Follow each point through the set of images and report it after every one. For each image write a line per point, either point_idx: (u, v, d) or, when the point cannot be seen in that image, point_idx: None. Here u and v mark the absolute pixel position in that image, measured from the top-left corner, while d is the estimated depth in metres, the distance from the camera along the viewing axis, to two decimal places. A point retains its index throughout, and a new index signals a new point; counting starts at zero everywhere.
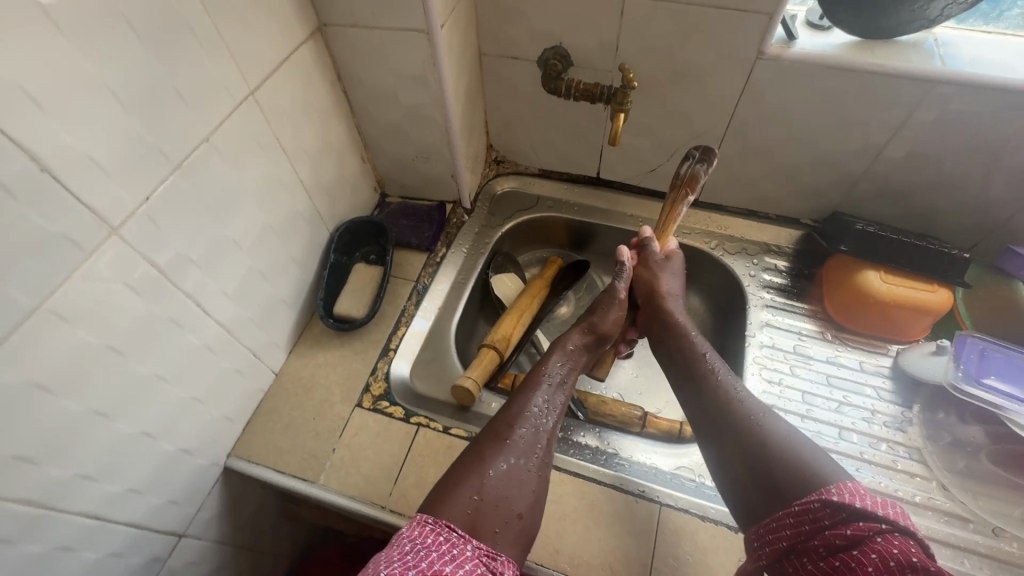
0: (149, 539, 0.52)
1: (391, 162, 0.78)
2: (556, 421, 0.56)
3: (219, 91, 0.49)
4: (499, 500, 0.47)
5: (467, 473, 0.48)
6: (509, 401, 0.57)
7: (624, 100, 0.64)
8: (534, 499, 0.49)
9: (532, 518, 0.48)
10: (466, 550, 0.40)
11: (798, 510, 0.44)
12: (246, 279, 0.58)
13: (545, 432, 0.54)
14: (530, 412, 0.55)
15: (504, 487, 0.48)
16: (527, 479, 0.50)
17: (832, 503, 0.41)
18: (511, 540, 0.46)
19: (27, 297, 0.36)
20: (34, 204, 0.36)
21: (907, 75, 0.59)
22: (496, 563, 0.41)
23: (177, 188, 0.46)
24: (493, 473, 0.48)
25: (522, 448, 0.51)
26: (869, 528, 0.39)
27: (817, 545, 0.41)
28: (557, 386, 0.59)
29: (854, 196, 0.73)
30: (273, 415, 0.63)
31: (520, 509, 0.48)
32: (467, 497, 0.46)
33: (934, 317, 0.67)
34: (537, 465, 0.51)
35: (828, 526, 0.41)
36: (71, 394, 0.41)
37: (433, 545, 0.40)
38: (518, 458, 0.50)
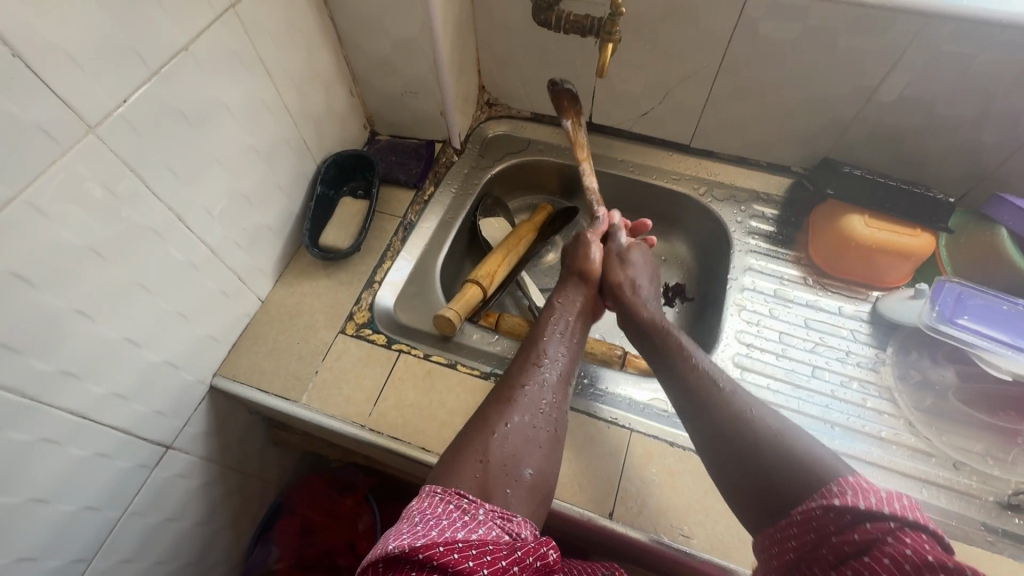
0: (135, 445, 0.54)
1: (380, 98, 0.78)
2: (563, 380, 0.55)
3: (198, 0, 0.48)
4: (506, 459, 0.46)
5: (471, 439, 0.47)
6: (510, 366, 0.56)
7: (613, 30, 0.62)
8: (544, 456, 0.48)
9: (544, 474, 0.48)
10: (477, 514, 0.40)
11: (799, 520, 0.40)
12: (230, 201, 0.58)
13: (551, 391, 0.53)
14: (532, 373, 0.54)
15: (511, 446, 0.47)
16: (534, 436, 0.49)
17: (837, 508, 0.38)
18: (525, 497, 0.45)
19: (5, 186, 0.37)
20: (8, 91, 0.36)
21: (904, 8, 0.58)
22: (511, 524, 0.40)
23: (153, 95, 0.46)
24: (498, 435, 0.47)
25: (526, 406, 0.50)
26: (877, 530, 0.36)
27: (826, 554, 0.37)
28: (558, 345, 0.58)
29: (846, 141, 0.73)
30: (259, 339, 0.65)
31: (530, 467, 0.47)
32: (473, 463, 0.45)
33: (916, 262, 0.68)
34: (546, 423, 0.50)
35: (835, 533, 0.38)
36: (51, 289, 0.42)
37: (443, 513, 0.39)
38: (523, 417, 0.50)
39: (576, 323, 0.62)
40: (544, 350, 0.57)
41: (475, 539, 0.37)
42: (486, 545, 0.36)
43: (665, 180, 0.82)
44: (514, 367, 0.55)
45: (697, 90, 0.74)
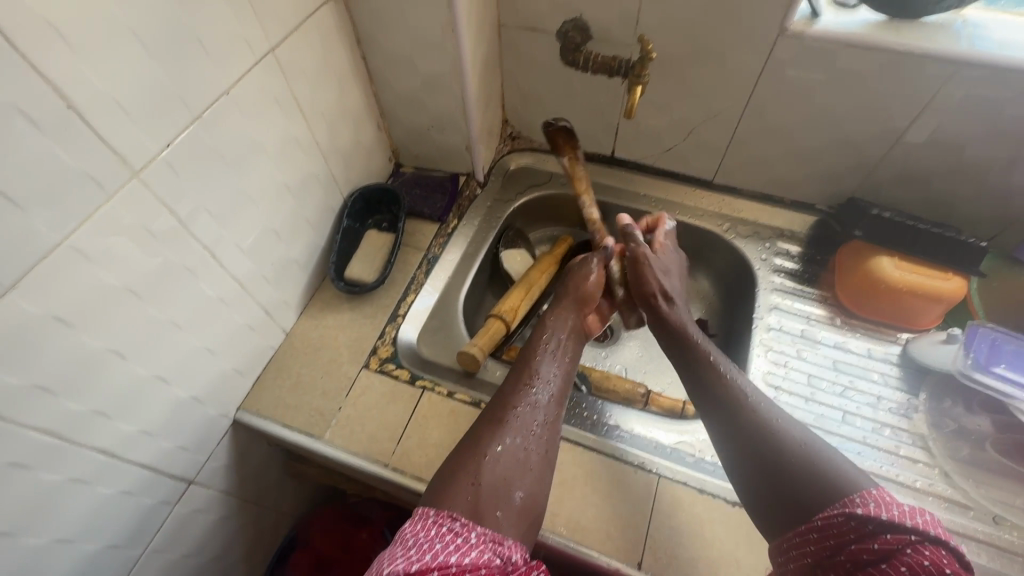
0: (159, 482, 0.54)
1: (407, 132, 0.79)
2: (555, 401, 0.55)
3: (240, 45, 0.49)
4: (496, 482, 0.47)
5: (464, 460, 0.49)
6: (504, 384, 0.57)
7: (642, 73, 0.64)
8: (535, 480, 0.49)
9: (535, 497, 0.49)
10: (469, 538, 0.41)
11: (820, 525, 0.42)
12: (261, 235, 0.59)
13: (542, 412, 0.54)
14: (525, 394, 0.55)
15: (502, 468, 0.48)
16: (524, 459, 0.50)
17: (858, 517, 0.40)
18: (515, 521, 0.46)
19: (52, 231, 0.38)
20: (60, 140, 0.37)
21: (934, 55, 0.58)
22: (502, 548, 0.42)
23: (195, 138, 0.47)
24: (490, 457, 0.49)
25: (517, 427, 0.51)
26: (896, 541, 0.38)
27: (844, 561, 0.40)
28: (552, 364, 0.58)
29: (872, 181, 0.72)
30: (282, 372, 0.65)
31: (521, 489, 0.48)
32: (465, 486, 0.46)
33: (947, 305, 0.67)
34: (536, 444, 0.51)
35: (855, 540, 0.40)
36: (89, 330, 0.42)
37: (436, 536, 0.41)
38: (514, 438, 0.50)
39: (568, 342, 0.62)
40: (537, 369, 0.58)
41: (469, 561, 0.39)
42: (478, 567, 0.39)
43: (688, 216, 0.82)
44: (507, 389, 0.56)
45: (721, 128, 0.75)
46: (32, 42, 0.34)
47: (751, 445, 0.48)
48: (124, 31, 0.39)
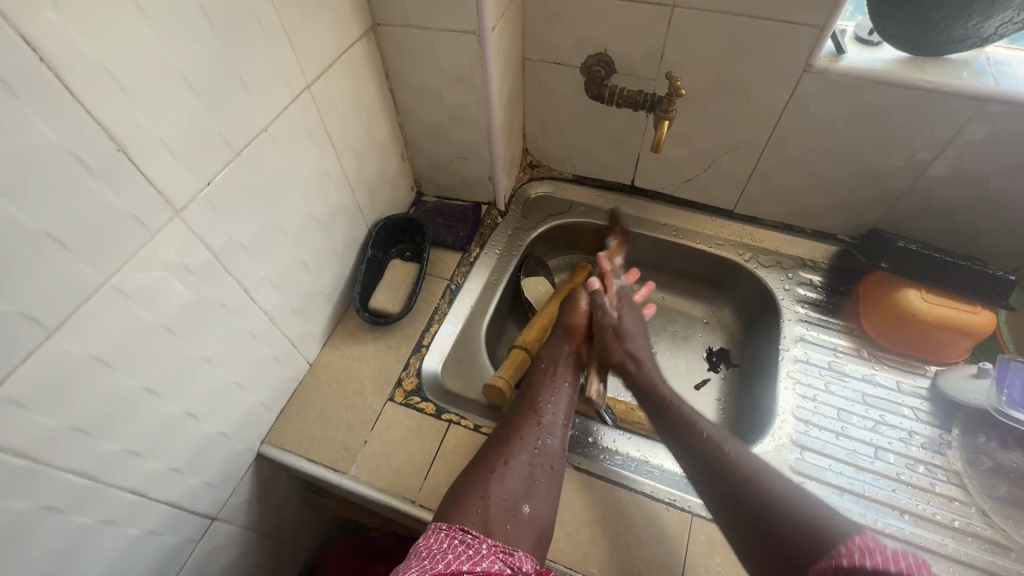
0: (184, 520, 0.53)
1: (430, 161, 0.79)
2: (558, 422, 0.58)
3: (279, 83, 0.50)
4: (504, 496, 0.51)
5: (477, 475, 0.52)
6: (515, 404, 0.60)
7: (669, 108, 0.65)
8: (542, 495, 0.52)
9: (544, 514, 0.51)
10: (480, 549, 0.44)
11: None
12: (290, 268, 0.59)
13: (548, 433, 0.57)
14: (529, 413, 0.58)
15: (509, 483, 0.52)
16: (529, 474, 0.53)
17: (843, 569, 0.38)
18: (524, 533, 0.49)
19: (96, 273, 0.38)
20: (108, 183, 0.37)
21: (959, 92, 0.58)
22: (513, 558, 0.44)
23: (234, 175, 0.47)
24: (499, 472, 0.52)
25: (523, 444, 0.55)
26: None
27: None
28: (558, 388, 0.62)
29: (895, 213, 0.73)
30: (307, 405, 0.64)
31: (528, 504, 0.51)
32: (476, 499, 0.50)
33: (975, 339, 0.66)
34: (541, 462, 0.54)
35: None
36: (126, 369, 0.42)
37: (449, 548, 0.44)
38: (520, 455, 0.54)
39: (567, 368, 0.65)
40: (546, 393, 0.61)
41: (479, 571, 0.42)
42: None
43: (709, 245, 0.82)
44: (512, 411, 0.59)
45: (743, 160, 0.75)
46: (90, 89, 0.34)
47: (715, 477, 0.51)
48: (172, 72, 0.39)
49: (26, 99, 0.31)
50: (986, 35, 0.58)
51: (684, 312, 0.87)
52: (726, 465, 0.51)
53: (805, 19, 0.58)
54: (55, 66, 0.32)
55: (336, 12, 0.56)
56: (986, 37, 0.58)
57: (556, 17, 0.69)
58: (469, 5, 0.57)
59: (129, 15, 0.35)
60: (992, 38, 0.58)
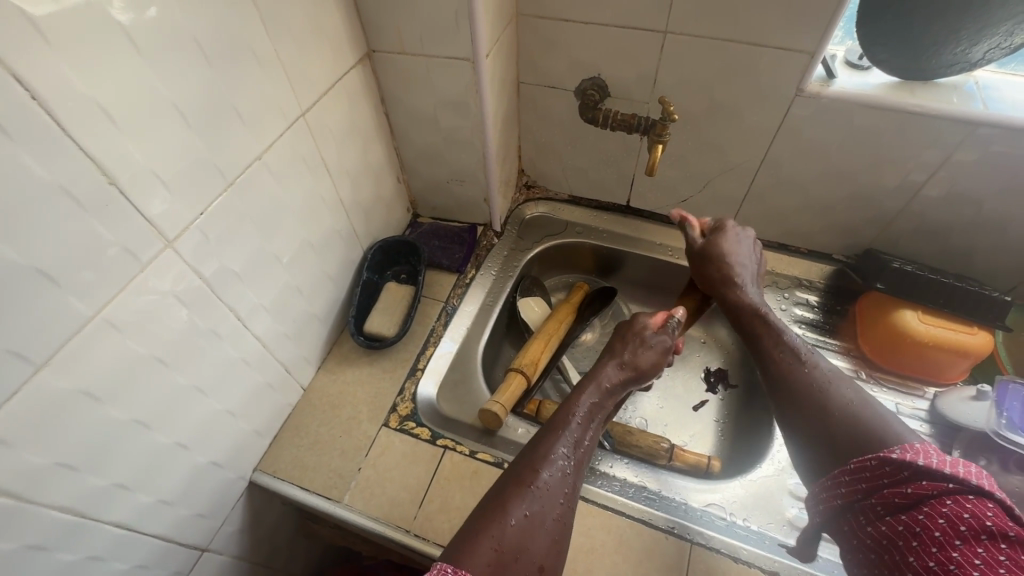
0: (174, 552, 0.52)
1: (426, 184, 0.80)
2: (579, 465, 0.52)
3: (274, 112, 0.50)
4: (519, 550, 0.44)
5: (486, 519, 0.46)
6: (535, 439, 0.53)
7: (663, 132, 0.66)
8: (556, 551, 0.46)
9: (552, 569, 0.46)
10: None
11: (855, 468, 0.43)
12: (284, 292, 0.58)
13: (571, 477, 0.51)
14: (552, 457, 0.51)
15: (526, 535, 0.45)
16: (549, 529, 0.46)
17: (893, 462, 0.40)
18: None
19: (86, 305, 0.37)
20: (100, 216, 0.37)
21: (950, 115, 0.59)
22: None
23: (227, 203, 0.47)
24: (516, 521, 0.45)
25: (544, 493, 0.48)
26: (932, 488, 0.38)
27: (875, 504, 0.41)
28: (586, 424, 0.55)
29: (890, 233, 0.73)
30: (300, 431, 0.64)
31: (541, 560, 0.45)
32: (486, 548, 0.43)
33: (974, 360, 0.66)
34: (560, 511, 0.48)
35: (887, 484, 0.40)
36: (116, 403, 0.41)
37: None
38: (539, 506, 0.47)
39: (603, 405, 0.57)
40: (571, 429, 0.54)
41: None
42: None
43: None
44: (527, 450, 0.52)
45: (737, 181, 0.76)
46: (82, 125, 0.34)
47: (810, 424, 0.48)
48: (167, 107, 0.39)
49: (20, 138, 0.31)
50: (975, 60, 0.59)
51: None
52: (838, 409, 0.47)
53: (793, 46, 0.59)
54: (48, 105, 0.32)
55: (332, 40, 0.56)
56: (974, 62, 0.59)
57: (549, 42, 0.70)
58: (464, 33, 0.58)
59: (125, 52, 0.36)
60: (980, 63, 0.59)
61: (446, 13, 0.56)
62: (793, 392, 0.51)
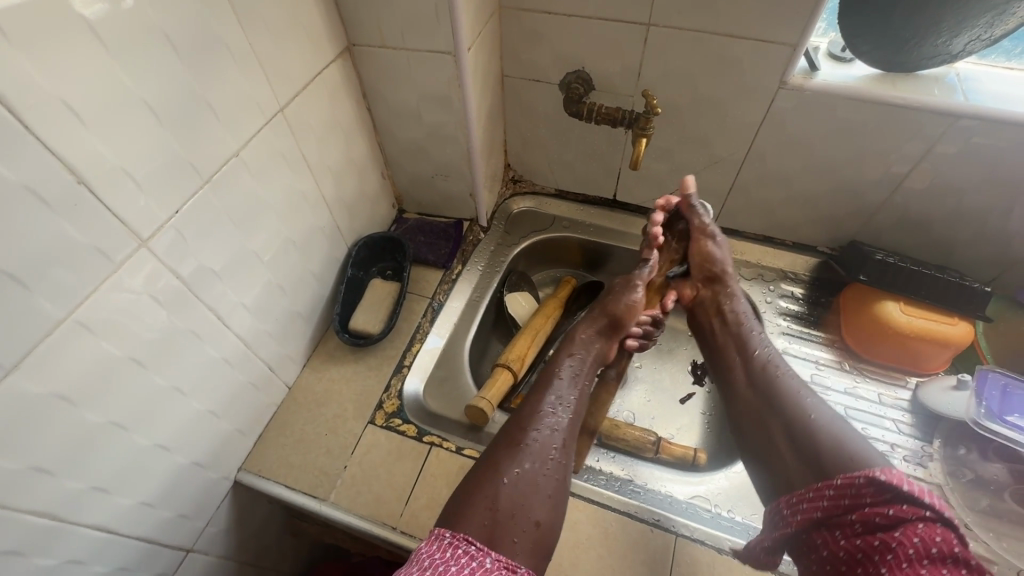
0: (156, 553, 0.51)
1: (411, 179, 0.79)
2: (570, 422, 0.55)
3: (251, 107, 0.50)
4: (514, 507, 0.47)
5: (480, 482, 0.49)
6: (522, 404, 0.57)
7: (647, 126, 0.66)
8: (551, 505, 0.49)
9: (550, 524, 0.48)
10: (485, 563, 0.42)
11: (841, 485, 0.44)
12: (266, 290, 0.58)
13: (560, 434, 0.53)
14: (542, 419, 0.54)
15: (520, 493, 0.48)
16: (542, 485, 0.49)
17: (877, 484, 0.42)
18: (530, 548, 0.46)
19: (56, 307, 0.37)
20: (68, 216, 0.36)
21: (930, 107, 0.59)
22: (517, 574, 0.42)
23: (204, 201, 0.46)
24: (509, 481, 0.48)
25: (536, 452, 0.51)
26: (912, 513, 0.40)
27: (853, 521, 0.42)
28: (570, 384, 0.58)
29: (874, 225, 0.73)
30: (285, 430, 0.63)
31: (538, 516, 0.47)
32: (482, 510, 0.46)
33: (955, 350, 0.67)
34: (553, 470, 0.51)
35: (869, 504, 0.42)
36: (91, 405, 0.41)
37: (452, 558, 0.42)
38: (531, 464, 0.50)
39: (585, 367, 0.61)
40: (554, 390, 0.57)
41: None
42: None
43: None
44: (517, 413, 0.55)
45: (723, 174, 0.76)
46: (46, 123, 0.33)
47: (789, 448, 0.51)
48: (137, 104, 0.39)
49: None
50: (956, 53, 0.59)
51: (668, 326, 0.87)
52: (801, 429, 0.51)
53: (776, 38, 0.59)
54: (11, 103, 0.31)
55: (310, 34, 0.55)
56: (955, 54, 0.59)
57: (533, 35, 0.69)
58: (444, 26, 0.57)
59: (91, 48, 0.35)
60: (961, 55, 0.59)
61: (426, 6, 0.56)
62: (775, 411, 0.54)
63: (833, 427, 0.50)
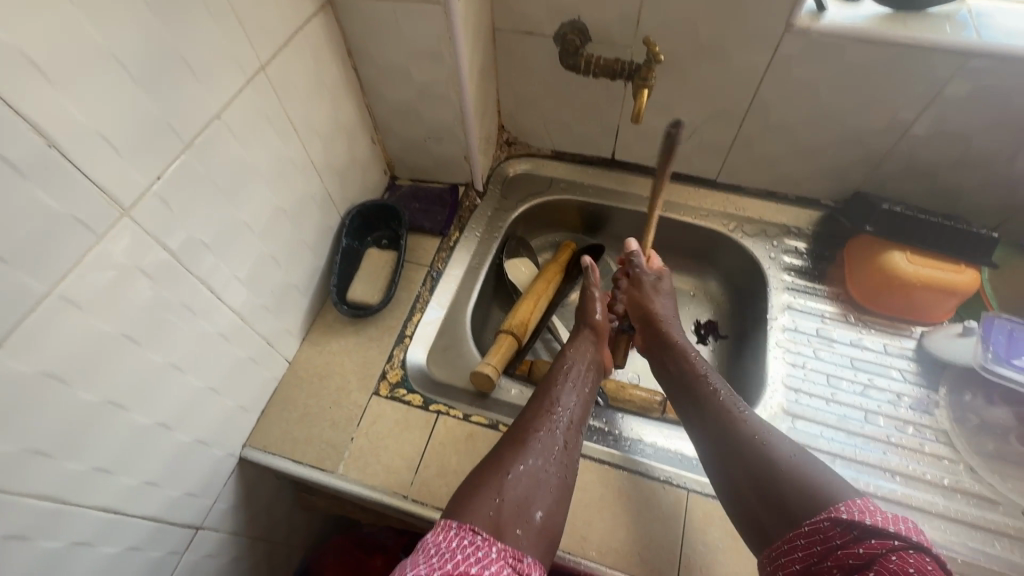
0: (166, 532, 0.51)
1: (402, 144, 0.76)
2: (577, 424, 0.54)
3: (230, 64, 0.46)
4: (522, 501, 0.45)
5: (485, 477, 0.46)
6: (524, 409, 0.55)
7: (648, 75, 0.63)
8: (556, 502, 0.47)
9: (555, 520, 0.46)
10: (491, 553, 0.39)
11: (808, 531, 0.41)
12: (259, 263, 0.55)
13: (562, 434, 0.52)
14: (546, 418, 0.53)
15: (525, 488, 0.46)
16: (546, 482, 0.47)
17: (843, 522, 0.40)
18: (536, 542, 0.43)
19: (38, 282, 0.34)
20: (42, 182, 0.33)
21: (942, 47, 0.57)
22: (522, 565, 0.40)
23: (187, 167, 0.44)
24: (513, 476, 0.46)
25: (541, 448, 0.50)
26: (881, 546, 0.38)
27: (831, 567, 0.39)
28: (575, 387, 0.58)
29: (879, 175, 0.72)
30: (288, 404, 0.62)
31: (541, 510, 0.45)
32: (487, 502, 0.44)
33: (960, 298, 0.66)
34: (558, 467, 0.49)
35: (840, 546, 0.39)
36: (86, 384, 0.39)
37: (458, 548, 0.39)
38: (537, 459, 0.49)
39: (588, 376, 0.60)
40: (558, 394, 0.56)
41: None
42: None
43: (693, 217, 0.81)
44: (527, 410, 0.55)
45: (725, 127, 0.73)
46: (7, 79, 0.30)
47: (759, 498, 0.45)
48: (105, 60, 0.36)
49: None
50: None
51: None
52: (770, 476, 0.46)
53: None
54: None
55: None
56: None
57: None
58: None
59: None
60: None
61: None
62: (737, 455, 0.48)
63: (803, 467, 0.45)
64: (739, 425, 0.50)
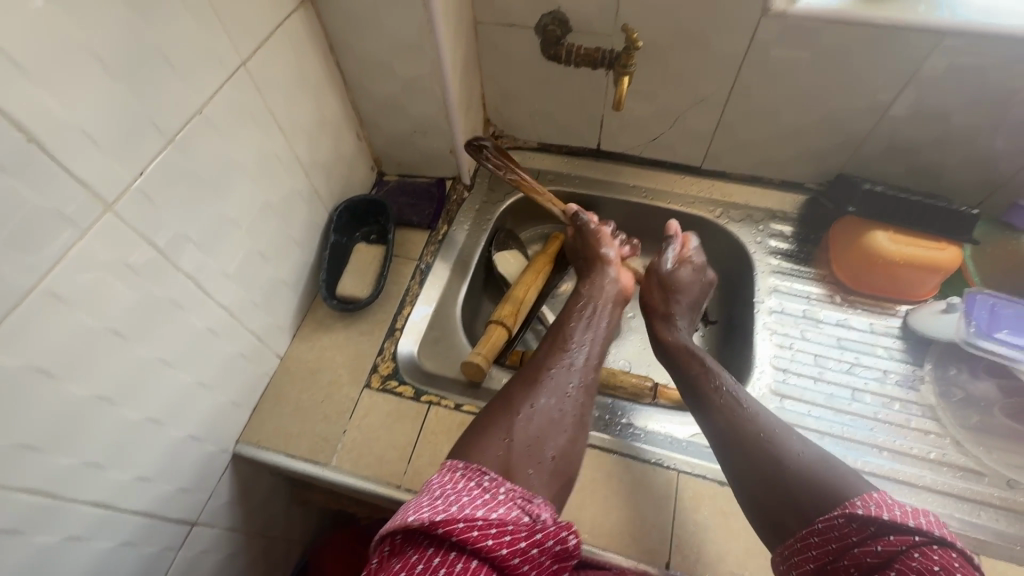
0: (161, 527, 0.51)
1: (388, 139, 0.76)
2: (591, 366, 0.57)
3: (210, 61, 0.47)
4: (531, 441, 0.47)
5: (496, 418, 0.49)
6: (539, 349, 0.58)
7: (628, 63, 0.64)
8: (565, 438, 0.49)
9: (566, 460, 0.49)
10: (499, 493, 0.39)
11: (821, 528, 0.41)
12: (247, 259, 0.56)
13: (576, 374, 0.55)
14: (560, 359, 0.56)
15: (535, 428, 0.48)
16: (558, 420, 0.50)
17: (859, 518, 0.39)
18: (546, 480, 0.46)
19: (23, 277, 0.35)
20: (22, 177, 0.34)
21: (915, 27, 0.58)
22: (531, 505, 0.40)
23: (170, 162, 0.44)
24: (524, 416, 0.49)
25: (552, 390, 0.52)
26: (900, 543, 0.36)
27: (847, 566, 0.38)
28: (586, 331, 0.60)
29: (861, 157, 0.72)
30: (280, 400, 0.62)
31: (552, 450, 0.48)
32: (498, 442, 0.46)
33: (943, 275, 0.67)
34: (571, 407, 0.52)
35: (857, 543, 0.38)
36: (75, 379, 0.39)
37: (463, 489, 0.39)
38: (549, 400, 0.51)
39: (603, 316, 0.63)
40: (570, 336, 0.59)
41: (495, 518, 0.36)
42: (506, 526, 0.36)
43: (680, 204, 0.81)
44: (544, 352, 0.57)
45: (707, 114, 0.74)
46: None
47: (764, 487, 0.46)
48: (83, 56, 0.36)
49: None
50: None
51: None
52: (790, 468, 0.46)
53: None
54: None
55: None
56: None
57: None
58: None
59: None
60: None
61: None
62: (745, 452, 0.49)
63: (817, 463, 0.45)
64: (752, 423, 0.50)
